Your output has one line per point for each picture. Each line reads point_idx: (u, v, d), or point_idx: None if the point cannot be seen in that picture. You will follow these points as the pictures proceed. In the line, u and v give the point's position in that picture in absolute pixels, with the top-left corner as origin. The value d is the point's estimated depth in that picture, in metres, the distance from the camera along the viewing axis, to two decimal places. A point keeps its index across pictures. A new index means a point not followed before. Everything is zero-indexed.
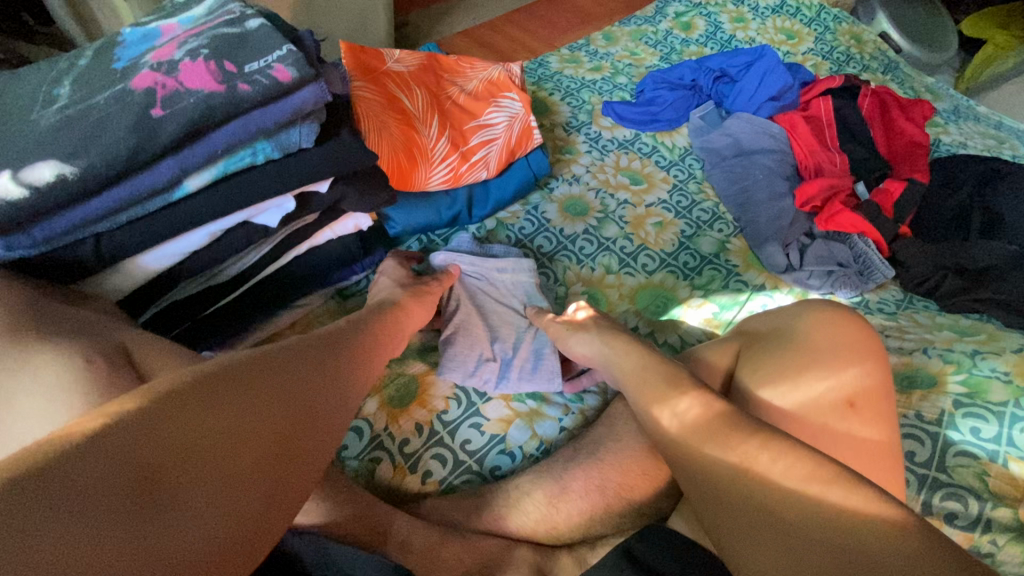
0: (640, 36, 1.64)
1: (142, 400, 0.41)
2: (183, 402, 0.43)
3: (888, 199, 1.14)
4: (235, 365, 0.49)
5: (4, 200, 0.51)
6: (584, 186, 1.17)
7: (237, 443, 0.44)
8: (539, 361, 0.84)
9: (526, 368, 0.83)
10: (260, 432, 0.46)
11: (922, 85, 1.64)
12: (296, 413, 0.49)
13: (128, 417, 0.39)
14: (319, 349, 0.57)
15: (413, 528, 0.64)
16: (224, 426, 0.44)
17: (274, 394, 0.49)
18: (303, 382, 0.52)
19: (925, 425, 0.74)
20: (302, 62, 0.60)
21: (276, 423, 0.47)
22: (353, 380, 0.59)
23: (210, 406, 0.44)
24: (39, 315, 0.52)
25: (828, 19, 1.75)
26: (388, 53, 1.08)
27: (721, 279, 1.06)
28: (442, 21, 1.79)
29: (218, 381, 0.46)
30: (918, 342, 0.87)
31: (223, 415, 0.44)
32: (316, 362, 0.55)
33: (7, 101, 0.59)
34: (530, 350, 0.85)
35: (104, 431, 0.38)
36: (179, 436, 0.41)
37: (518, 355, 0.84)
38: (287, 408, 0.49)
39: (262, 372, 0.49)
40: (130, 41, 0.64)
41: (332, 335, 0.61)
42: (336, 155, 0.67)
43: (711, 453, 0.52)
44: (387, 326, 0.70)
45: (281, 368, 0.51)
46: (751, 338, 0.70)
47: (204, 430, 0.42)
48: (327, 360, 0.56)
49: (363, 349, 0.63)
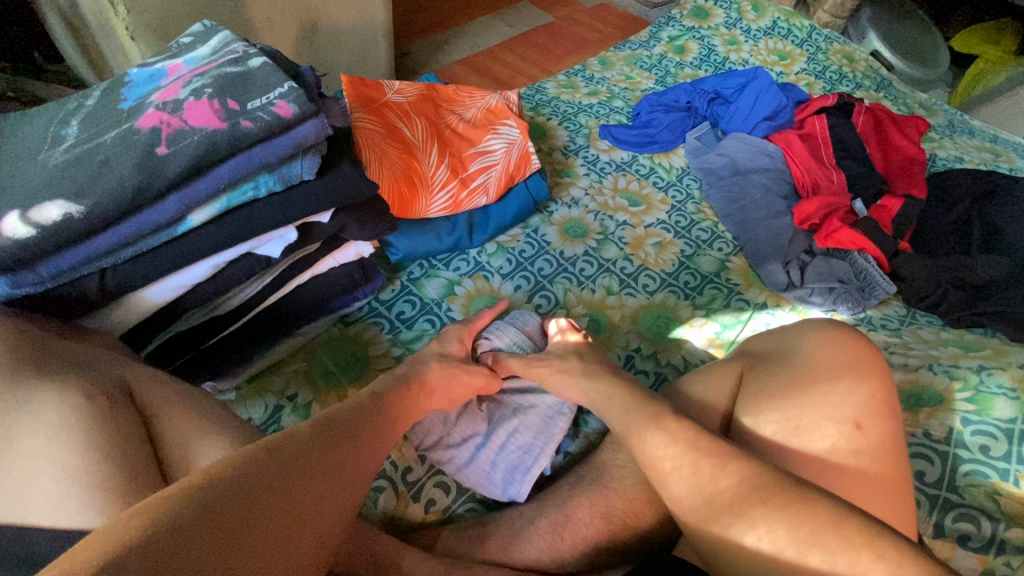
0: (635, 60, 1.68)
1: (159, 521, 0.39)
2: (193, 528, 0.40)
3: (886, 215, 1.16)
4: (256, 467, 0.46)
5: (12, 240, 0.52)
6: (583, 209, 1.19)
7: (253, 557, 0.41)
8: (517, 471, 0.74)
9: (505, 461, 0.75)
10: (269, 554, 0.43)
11: (916, 101, 1.66)
12: (312, 529, 0.47)
13: (145, 539, 0.37)
14: (332, 438, 0.53)
15: (416, 561, 0.63)
16: (242, 542, 0.41)
17: (293, 499, 0.46)
18: (319, 489, 0.49)
19: (934, 444, 0.73)
20: (303, 98, 0.62)
21: (292, 547, 0.44)
22: (367, 463, 0.56)
23: (223, 533, 0.41)
24: (44, 355, 0.53)
25: (820, 39, 1.78)
26: (388, 84, 1.10)
27: (722, 298, 1.06)
28: (441, 50, 1.84)
29: (236, 491, 0.44)
30: (923, 359, 0.86)
31: (237, 543, 0.41)
32: (332, 454, 0.52)
33: (17, 142, 0.60)
34: (522, 444, 0.76)
35: (122, 557, 0.36)
36: (199, 556, 0.39)
37: (503, 447, 0.76)
38: (305, 523, 0.46)
39: (275, 481, 0.46)
40: (137, 81, 0.65)
41: (344, 418, 0.57)
42: (337, 187, 0.68)
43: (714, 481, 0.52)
44: (398, 389, 0.67)
45: (296, 475, 0.48)
46: (753, 358, 0.70)
47: (223, 550, 0.40)
48: (343, 456, 0.53)
49: (377, 422, 0.60)
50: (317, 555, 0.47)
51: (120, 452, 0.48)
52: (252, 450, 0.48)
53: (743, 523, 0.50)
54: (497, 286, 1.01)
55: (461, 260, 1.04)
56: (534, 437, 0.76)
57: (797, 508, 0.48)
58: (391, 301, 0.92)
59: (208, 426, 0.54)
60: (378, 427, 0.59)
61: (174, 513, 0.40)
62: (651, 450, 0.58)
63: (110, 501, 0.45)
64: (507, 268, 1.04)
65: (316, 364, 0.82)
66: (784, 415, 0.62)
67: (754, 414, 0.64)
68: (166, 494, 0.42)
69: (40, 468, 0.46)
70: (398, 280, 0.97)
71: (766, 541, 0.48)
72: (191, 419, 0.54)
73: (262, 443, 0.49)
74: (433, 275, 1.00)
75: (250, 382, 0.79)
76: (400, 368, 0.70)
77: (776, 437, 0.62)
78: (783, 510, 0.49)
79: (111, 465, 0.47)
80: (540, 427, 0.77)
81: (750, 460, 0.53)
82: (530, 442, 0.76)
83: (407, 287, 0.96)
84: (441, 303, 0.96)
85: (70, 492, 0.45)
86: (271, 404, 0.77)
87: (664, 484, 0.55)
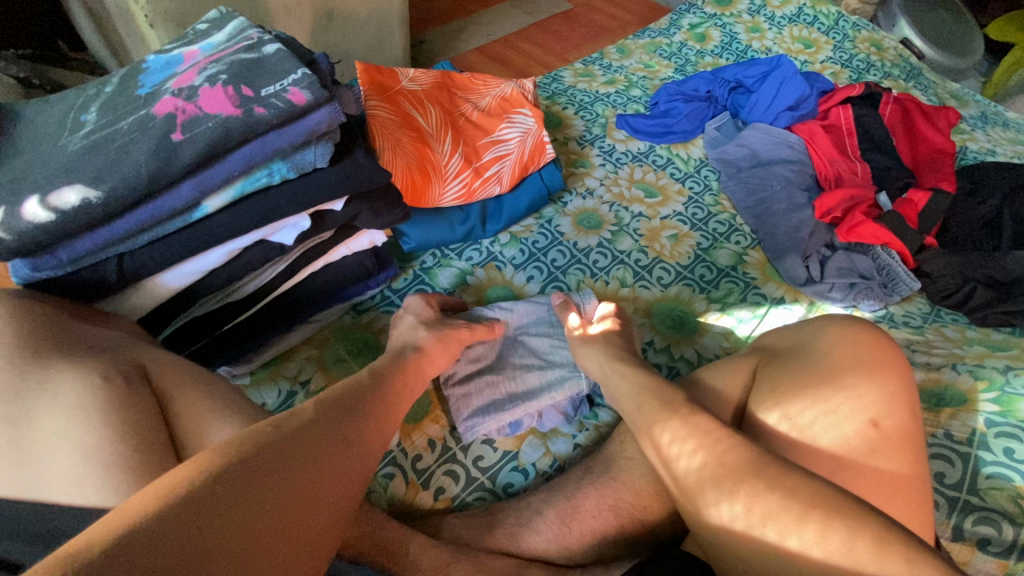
0: (654, 48, 1.64)
1: (169, 502, 0.40)
2: (202, 508, 0.40)
3: (911, 209, 1.12)
4: (266, 447, 0.46)
5: (32, 224, 0.53)
6: (598, 199, 1.17)
7: (263, 537, 0.42)
8: (488, 412, 0.78)
9: (486, 404, 0.79)
10: (279, 533, 0.43)
11: (947, 91, 1.61)
12: (322, 508, 0.47)
13: (156, 520, 0.38)
14: (339, 418, 0.53)
15: (424, 548, 0.63)
16: (253, 523, 0.42)
17: (303, 479, 0.47)
18: (327, 469, 0.49)
19: (955, 445, 0.71)
20: (316, 85, 0.62)
21: (301, 526, 0.45)
22: (375, 443, 0.56)
23: (233, 516, 0.41)
24: (65, 339, 0.54)
25: (847, 27, 1.72)
26: (402, 73, 1.10)
27: (738, 292, 1.04)
28: (457, 38, 1.82)
29: (245, 471, 0.44)
30: (946, 358, 0.84)
31: (246, 526, 0.41)
32: (340, 435, 0.52)
33: (38, 128, 0.61)
34: (509, 395, 0.80)
35: (133, 537, 0.37)
36: (208, 536, 0.39)
37: (488, 388, 0.81)
38: (315, 502, 0.47)
39: (284, 460, 0.46)
40: (154, 68, 0.66)
41: (351, 398, 0.57)
42: (348, 175, 0.69)
43: (722, 477, 0.51)
44: (401, 369, 0.67)
45: (305, 454, 0.48)
46: (768, 352, 0.68)
47: (233, 529, 0.41)
48: (350, 435, 0.53)
49: (381, 402, 0.60)
50: (327, 533, 0.47)
51: (134, 432, 0.49)
52: (261, 429, 0.48)
53: (754, 520, 0.49)
54: (508, 277, 1.01)
55: (474, 250, 1.03)
56: (519, 394, 0.80)
57: (809, 506, 0.47)
58: (403, 290, 0.93)
59: (221, 409, 0.55)
60: (383, 407, 0.60)
61: (184, 493, 0.40)
62: (659, 445, 0.57)
63: (125, 481, 0.46)
64: (520, 258, 1.04)
65: (328, 351, 0.84)
66: (798, 412, 0.60)
67: (767, 411, 0.63)
68: (175, 473, 0.42)
69: (59, 446, 0.47)
70: (410, 269, 0.98)
71: (774, 538, 0.48)
72: (205, 403, 0.55)
73: (271, 422, 0.49)
74: (446, 264, 1.00)
75: (265, 367, 0.81)
76: (410, 350, 0.71)
77: (790, 429, 0.61)
78: (795, 508, 0.47)
79: (127, 446, 0.48)
80: (533, 389, 0.80)
81: (761, 456, 0.52)
82: (516, 395, 0.80)
83: (419, 276, 0.97)
84: (453, 293, 0.96)
85: (86, 470, 0.46)
86: (284, 388, 0.79)
87: (673, 479, 0.55)
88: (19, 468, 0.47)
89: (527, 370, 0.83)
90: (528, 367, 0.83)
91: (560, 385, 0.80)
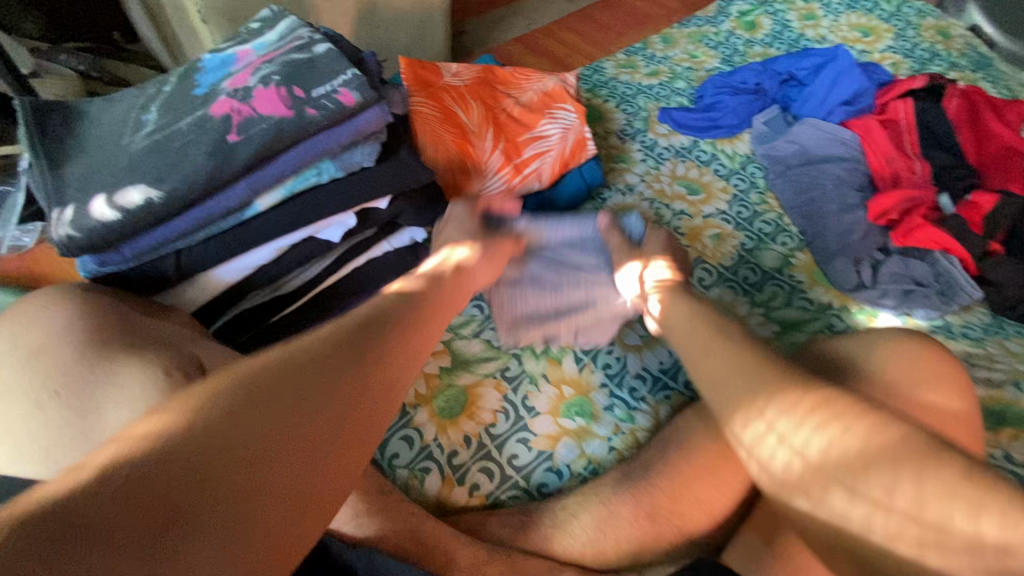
0: (701, 37, 1.59)
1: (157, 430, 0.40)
2: (194, 436, 0.40)
3: (976, 213, 1.05)
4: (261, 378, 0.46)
5: (99, 222, 0.56)
6: (638, 196, 1.15)
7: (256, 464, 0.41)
8: (533, 322, 0.88)
9: (529, 317, 0.89)
10: (278, 460, 0.43)
11: (1020, 83, 1.50)
12: (326, 435, 0.46)
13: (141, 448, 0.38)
14: (345, 351, 0.52)
15: (461, 545, 0.64)
16: (246, 446, 0.42)
17: (301, 408, 0.46)
18: (328, 398, 0.48)
19: (1016, 468, 0.68)
20: (366, 86, 0.63)
21: (305, 460, 0.44)
22: (389, 374, 0.55)
23: (226, 443, 0.41)
24: (126, 333, 0.56)
25: (909, 15, 1.63)
26: (445, 67, 1.10)
27: (783, 297, 1.01)
28: (497, 27, 1.80)
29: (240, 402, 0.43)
30: (1009, 374, 0.79)
31: (249, 463, 0.41)
32: (342, 367, 0.51)
33: (102, 126, 0.63)
34: (558, 324, 0.88)
35: (115, 464, 0.37)
36: (201, 461, 0.39)
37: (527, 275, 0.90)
38: (315, 428, 0.46)
39: (279, 392, 0.46)
40: (210, 67, 0.67)
41: (362, 327, 0.55)
42: (395, 173, 0.70)
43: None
44: (401, 297, 0.63)
45: (302, 386, 0.47)
46: (818, 362, 0.66)
47: (227, 451, 0.40)
48: (362, 362, 0.52)
49: (394, 331, 0.58)
50: (334, 459, 0.47)
51: None
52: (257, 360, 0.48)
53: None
54: None
55: None
56: (563, 312, 0.89)
57: None
58: None
59: None
60: (399, 336, 0.58)
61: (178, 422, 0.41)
62: None
63: None
64: None
65: None
66: None
67: None
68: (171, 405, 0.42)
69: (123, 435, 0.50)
70: None
71: None
72: None
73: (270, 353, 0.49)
74: None
75: None
76: None
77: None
78: None
79: None
80: (582, 318, 0.89)
81: None
82: (562, 312, 0.89)
83: None
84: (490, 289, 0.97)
85: None
86: None
87: None
88: (85, 455, 0.49)
89: (577, 300, 0.90)
90: (575, 285, 0.90)
91: (608, 303, 0.90)
